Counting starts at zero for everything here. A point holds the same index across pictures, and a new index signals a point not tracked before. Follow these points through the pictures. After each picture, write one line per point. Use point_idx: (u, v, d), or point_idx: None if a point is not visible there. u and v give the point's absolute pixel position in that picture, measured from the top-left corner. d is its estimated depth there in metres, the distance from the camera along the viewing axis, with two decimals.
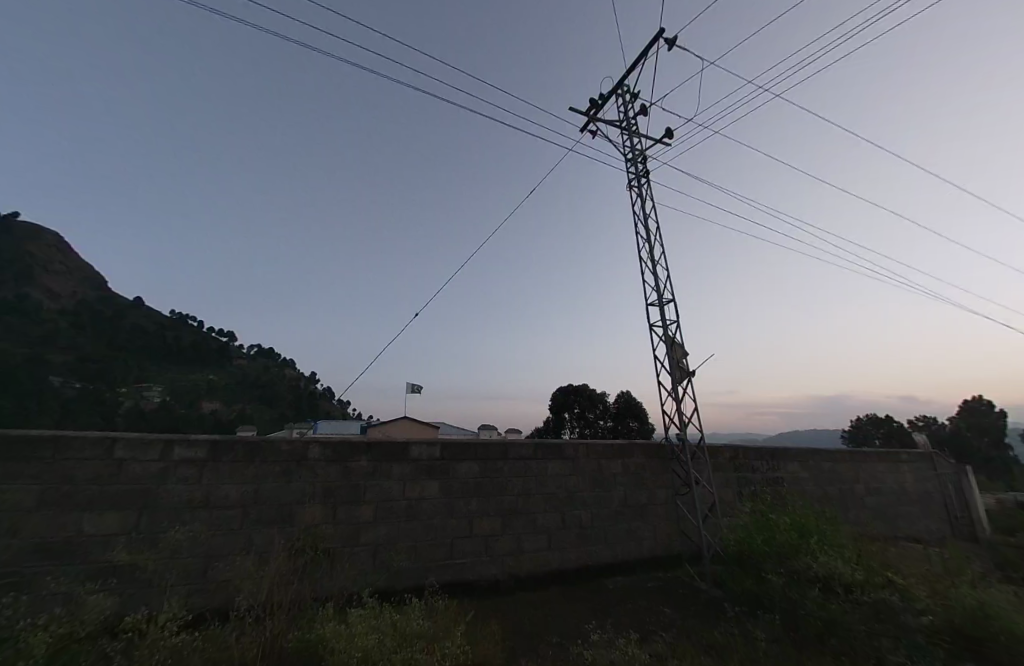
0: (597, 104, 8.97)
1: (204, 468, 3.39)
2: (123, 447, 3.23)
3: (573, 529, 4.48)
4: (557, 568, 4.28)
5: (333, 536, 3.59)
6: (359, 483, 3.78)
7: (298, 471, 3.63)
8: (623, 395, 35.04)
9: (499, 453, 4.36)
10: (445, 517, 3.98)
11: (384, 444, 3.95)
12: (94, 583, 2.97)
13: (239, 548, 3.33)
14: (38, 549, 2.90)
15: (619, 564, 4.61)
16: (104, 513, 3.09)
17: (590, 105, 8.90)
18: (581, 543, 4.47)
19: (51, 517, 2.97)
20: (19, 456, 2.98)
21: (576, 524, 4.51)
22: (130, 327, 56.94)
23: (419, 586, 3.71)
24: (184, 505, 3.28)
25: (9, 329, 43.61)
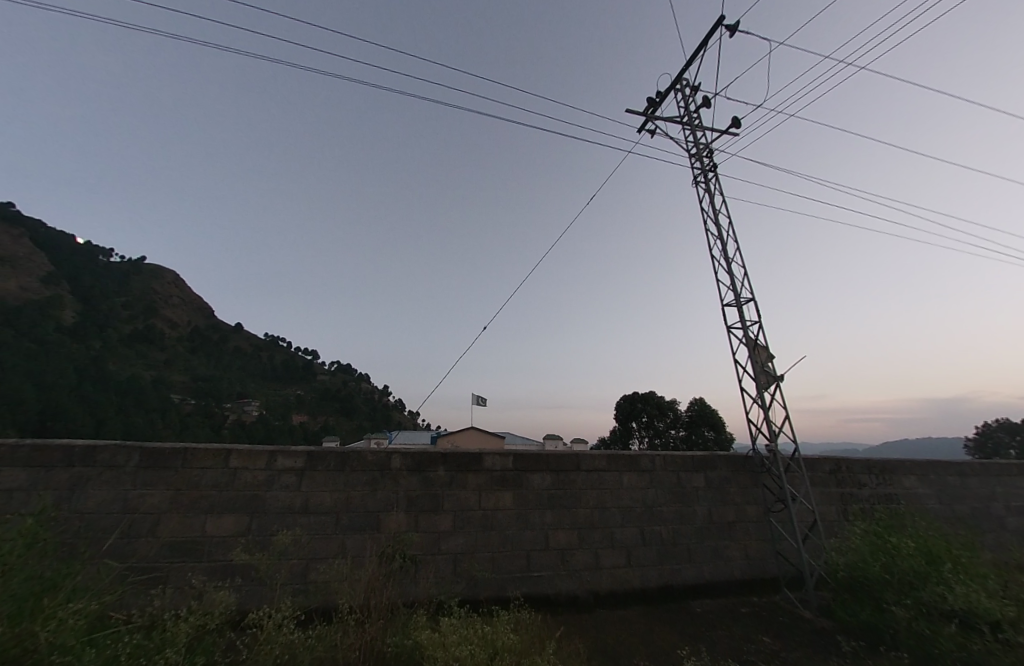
0: (655, 102, 8.77)
1: (302, 476, 3.70)
2: (236, 457, 3.62)
3: (653, 545, 4.28)
4: (640, 586, 4.09)
5: (418, 544, 3.72)
6: (438, 492, 3.91)
7: (382, 480, 3.84)
8: (696, 401, 33.18)
9: (571, 464, 4.30)
10: (521, 529, 3.98)
11: (459, 454, 4.06)
12: (219, 576, 3.33)
13: (334, 552, 3.56)
14: (173, 547, 3.32)
15: (707, 585, 4.31)
16: (222, 516, 3.47)
17: (647, 105, 8.74)
18: (664, 560, 4.26)
19: (180, 519, 3.40)
20: (160, 464, 3.48)
21: (656, 540, 4.31)
22: (233, 351, 64.31)
23: (501, 597, 3.73)
24: (287, 509, 3.59)
25: (140, 355, 51.21)
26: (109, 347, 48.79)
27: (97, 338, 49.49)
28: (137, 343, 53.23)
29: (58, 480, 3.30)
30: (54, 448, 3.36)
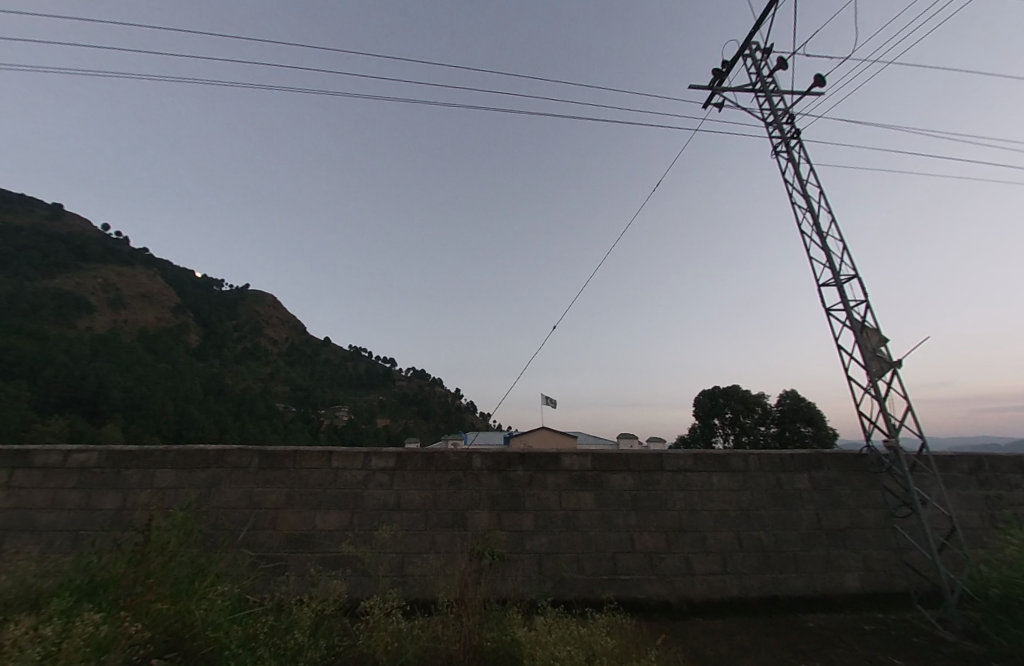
0: (721, 71, 8.23)
1: (393, 475, 3.94)
2: (337, 457, 3.96)
3: (752, 552, 3.97)
4: (740, 596, 3.81)
5: (505, 542, 3.78)
6: (519, 493, 3.95)
7: (465, 479, 3.97)
8: (788, 395, 30.16)
9: (654, 464, 4.14)
10: (605, 531, 3.90)
11: (537, 454, 4.07)
12: (329, 566, 3.64)
13: (426, 547, 3.73)
14: (290, 538, 3.70)
15: (821, 598, 3.90)
16: (327, 511, 3.79)
17: (713, 76, 8.24)
18: (766, 569, 3.93)
19: (295, 513, 3.77)
20: (274, 465, 3.90)
21: (756, 546, 4.00)
22: (323, 363, 70.43)
23: (592, 599, 3.67)
24: (382, 506, 3.84)
25: (249, 369, 57.79)
26: (224, 363, 55.70)
27: (215, 356, 56.74)
28: (246, 359, 60.22)
29: (199, 479, 3.84)
30: (193, 451, 3.91)
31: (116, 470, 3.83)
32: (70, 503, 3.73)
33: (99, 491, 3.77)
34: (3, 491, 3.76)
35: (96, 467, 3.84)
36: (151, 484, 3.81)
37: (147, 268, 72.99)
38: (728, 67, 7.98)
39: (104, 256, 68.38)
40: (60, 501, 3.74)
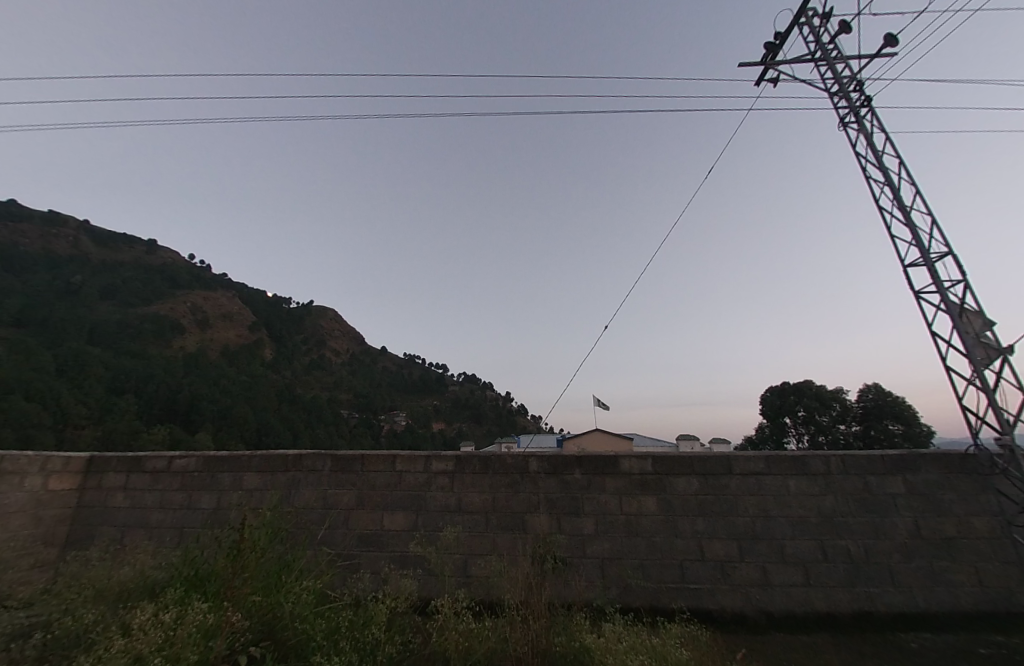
0: (774, 44, 7.91)
1: (453, 478, 4.06)
2: (401, 462, 4.15)
3: (839, 562, 3.44)
4: (826, 611, 3.32)
5: (566, 545, 3.69)
6: (577, 496, 3.83)
7: (523, 482, 3.96)
8: (871, 390, 27.91)
9: (722, 467, 3.76)
10: (670, 536, 3.65)
11: (595, 457, 3.94)
12: (398, 566, 3.83)
13: (488, 549, 3.80)
14: (364, 537, 3.95)
15: (925, 616, 3.27)
16: (394, 512, 3.99)
17: (766, 51, 7.94)
18: (855, 582, 3.39)
19: (366, 514, 4.01)
20: (345, 467, 4.17)
21: (842, 556, 3.46)
22: (381, 371, 73.64)
23: (663, 608, 3.45)
24: (444, 507, 3.98)
25: (315, 379, 61.51)
26: (293, 374, 59.74)
27: (286, 367, 61.00)
28: (312, 369, 64.22)
29: (281, 481, 4.18)
30: (275, 456, 4.26)
31: (211, 473, 4.25)
32: (175, 502, 4.19)
33: (198, 492, 4.20)
34: (122, 491, 4.30)
35: (193, 471, 4.27)
36: (241, 485, 4.19)
37: (225, 289, 79.87)
38: (781, 40, 7.71)
39: (190, 280, 75.62)
40: (167, 501, 4.21)
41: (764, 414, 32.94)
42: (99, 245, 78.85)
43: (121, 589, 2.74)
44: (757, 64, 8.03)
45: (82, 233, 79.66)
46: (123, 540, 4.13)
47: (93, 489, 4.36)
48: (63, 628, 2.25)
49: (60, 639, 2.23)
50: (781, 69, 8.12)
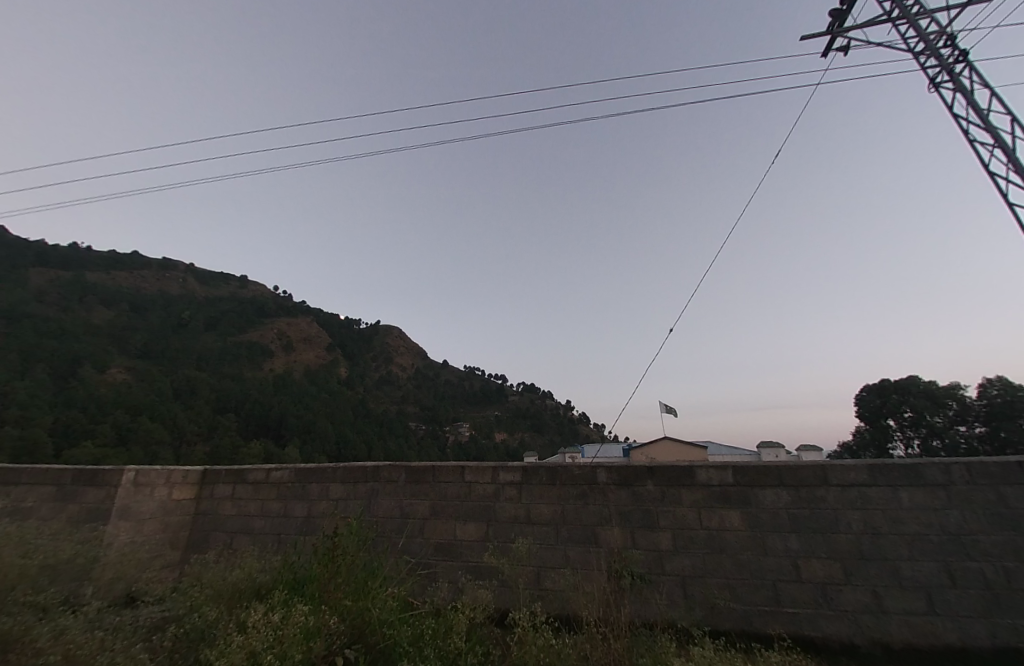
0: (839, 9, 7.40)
1: (521, 489, 4.07)
2: (470, 473, 4.25)
3: (972, 589, 2.92)
4: (961, 646, 2.81)
5: (643, 561, 3.51)
6: (651, 508, 3.64)
7: (592, 494, 3.85)
8: (995, 386, 23.99)
9: (814, 478, 3.34)
10: (760, 554, 3.28)
11: (667, 467, 3.69)
12: (473, 576, 3.91)
13: (560, 562, 3.74)
14: (441, 547, 4.07)
15: None
16: (466, 523, 4.11)
17: (831, 20, 7.45)
18: (997, 614, 2.84)
19: (441, 525, 4.15)
20: (419, 478, 4.35)
21: (976, 582, 2.92)
22: (445, 385, 75.99)
23: (755, 632, 3.12)
24: (514, 519, 4.00)
25: (384, 394, 64.69)
26: (365, 390, 63.24)
27: (358, 384, 64.69)
28: (381, 385, 67.67)
29: (362, 491, 4.45)
30: (356, 467, 4.54)
31: (302, 484, 4.61)
32: (273, 512, 4.59)
33: (291, 500, 4.58)
34: (230, 500, 4.77)
35: (287, 482, 4.66)
36: (328, 495, 4.51)
37: (304, 314, 86.57)
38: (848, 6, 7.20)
39: (274, 307, 82.87)
40: (267, 510, 4.61)
41: (864, 418, 30.14)
42: (200, 282, 88.85)
43: (232, 590, 3.03)
44: (823, 34, 7.53)
45: (187, 272, 90.18)
46: (233, 545, 4.58)
47: (206, 499, 4.86)
48: (190, 623, 2.56)
49: (188, 634, 2.52)
50: (851, 38, 7.56)
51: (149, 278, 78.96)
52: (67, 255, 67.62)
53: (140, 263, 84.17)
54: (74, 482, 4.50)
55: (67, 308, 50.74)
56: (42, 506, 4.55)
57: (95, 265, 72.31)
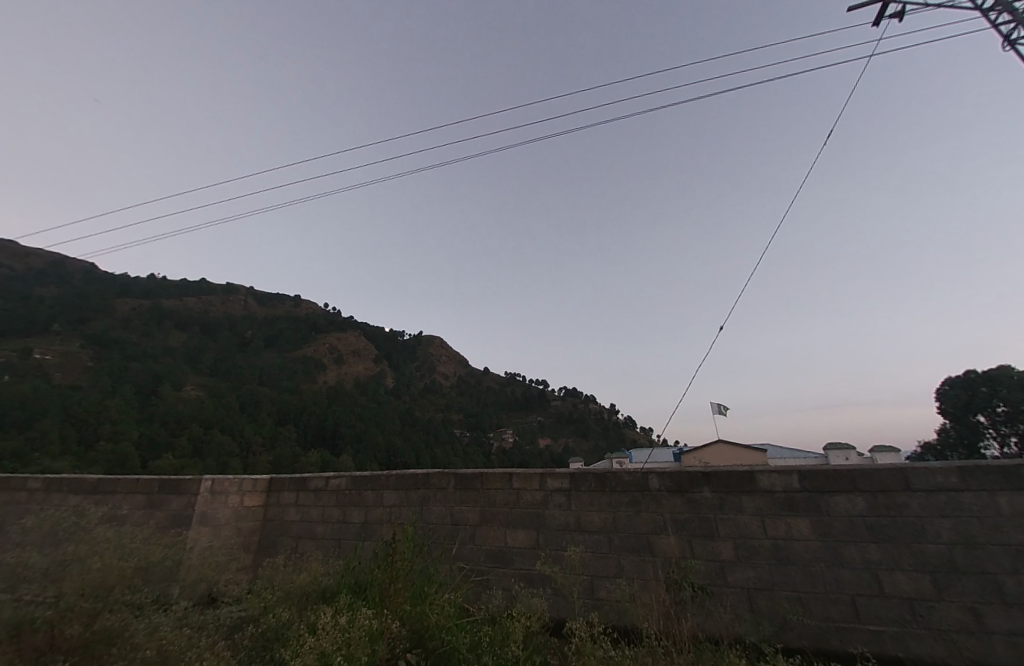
0: None
1: (570, 496, 4.03)
2: (518, 479, 4.26)
3: None
4: None
5: (704, 572, 3.38)
6: (709, 515, 3.50)
7: (645, 501, 3.75)
8: None
9: (890, 483, 3.10)
10: (833, 565, 3.09)
11: (725, 473, 3.53)
12: (527, 584, 3.91)
13: (614, 571, 3.66)
14: (494, 554, 4.11)
15: None
16: (517, 530, 4.12)
17: None
18: None
19: (493, 532, 4.18)
20: (468, 485, 4.41)
21: None
22: (488, 392, 76.79)
23: (833, 650, 2.92)
24: (564, 526, 3.96)
25: (429, 402, 66.16)
26: (412, 399, 65.03)
27: (405, 393, 66.59)
28: (427, 394, 69.33)
29: (413, 498, 4.56)
30: (407, 475, 4.67)
31: (359, 491, 4.79)
32: (333, 518, 4.79)
33: (348, 507, 4.76)
34: (294, 507, 5.03)
35: (343, 489, 4.86)
36: (382, 502, 4.66)
37: (352, 328, 90.14)
38: None
39: (325, 323, 87.00)
40: (327, 516, 4.82)
41: (949, 416, 27.34)
42: (259, 303, 94.90)
43: (301, 593, 3.19)
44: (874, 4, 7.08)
45: (246, 294, 96.45)
46: (298, 549, 4.82)
47: (272, 506, 5.15)
48: (265, 624, 2.72)
49: (263, 633, 2.68)
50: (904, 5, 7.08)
51: (214, 300, 85.16)
52: (144, 283, 74.20)
53: (207, 288, 90.96)
54: (159, 491, 4.90)
55: (146, 331, 55.63)
56: (132, 513, 4.97)
57: (168, 291, 78.84)
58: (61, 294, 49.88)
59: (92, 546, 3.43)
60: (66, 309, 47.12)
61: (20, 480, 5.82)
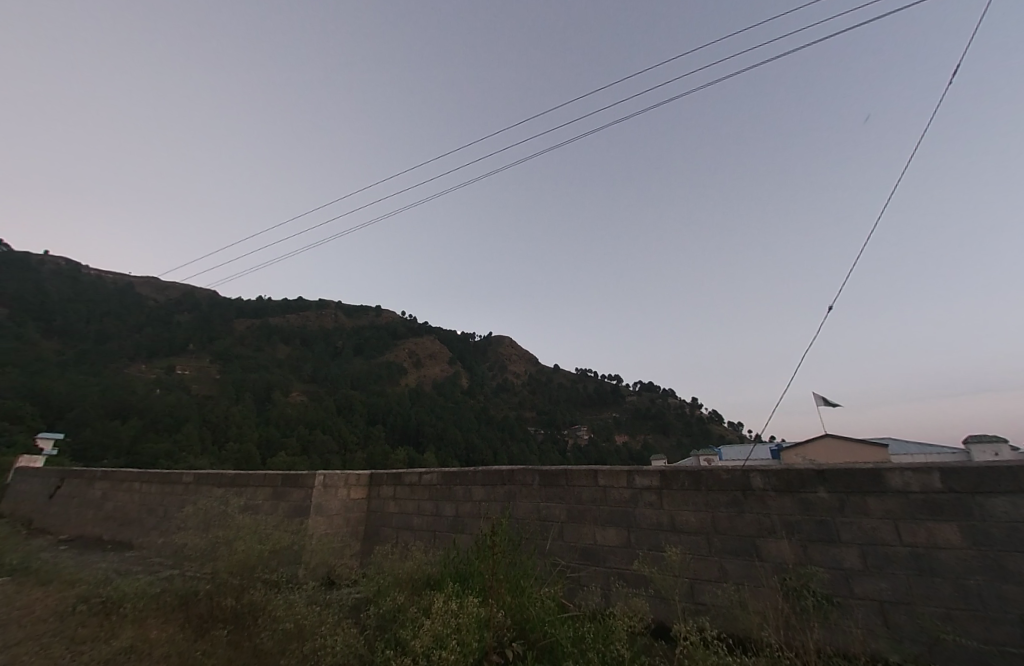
0: None
1: (661, 494, 3.86)
2: (604, 476, 4.19)
3: None
4: None
5: (828, 581, 3.05)
6: (827, 517, 3.14)
7: (747, 502, 3.47)
8: None
9: None
10: (995, 581, 2.60)
11: (844, 472, 3.16)
12: (625, 583, 3.82)
13: (717, 576, 3.43)
14: (587, 551, 4.07)
15: None
16: (606, 528, 4.04)
17: None
18: None
19: (582, 529, 4.15)
20: (557, 482, 4.40)
21: None
22: (561, 390, 76.63)
23: None
24: (657, 525, 3.81)
25: (503, 402, 67.62)
26: (488, 399, 66.97)
27: (481, 393, 68.68)
28: (502, 394, 70.94)
29: (501, 494, 4.67)
30: (493, 471, 4.78)
31: (449, 485, 5.00)
32: (427, 510, 5.05)
33: (441, 501, 5.00)
34: (392, 500, 5.38)
35: (434, 484, 5.10)
36: (471, 497, 4.82)
37: (429, 333, 94.49)
38: None
39: (405, 329, 92.29)
40: (422, 509, 5.10)
41: None
42: (348, 314, 103.18)
43: (407, 580, 3.40)
44: None
45: (336, 307, 105.09)
46: (399, 540, 5.15)
47: (373, 498, 5.54)
48: (381, 608, 2.93)
49: (380, 617, 2.87)
50: None
51: (310, 314, 94.12)
52: (254, 303, 83.97)
53: (304, 304, 100.78)
54: (283, 484, 5.50)
55: (257, 345, 62.97)
56: (260, 503, 5.64)
57: (273, 308, 88.42)
58: (192, 318, 58.20)
59: (233, 532, 3.91)
60: (197, 330, 54.84)
61: (177, 473, 6.84)
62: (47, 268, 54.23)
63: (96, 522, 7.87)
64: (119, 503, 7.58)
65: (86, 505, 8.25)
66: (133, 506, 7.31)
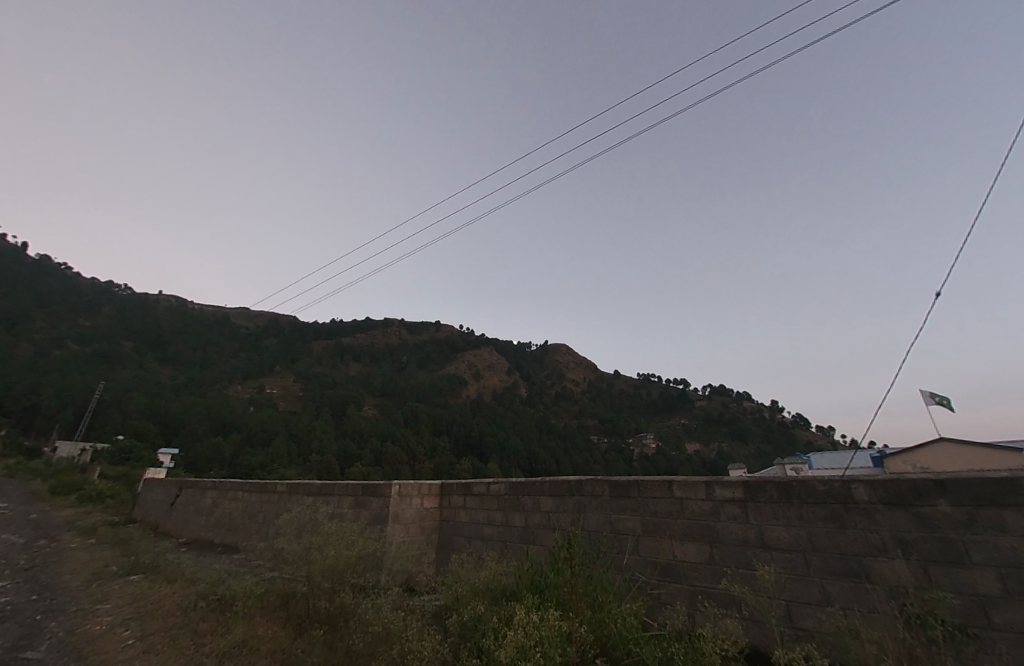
0: None
1: (746, 508, 3.61)
2: (680, 487, 4.00)
3: None
4: None
5: (959, 608, 2.67)
6: (950, 534, 2.77)
7: (849, 516, 3.15)
8: None
9: None
10: None
11: (968, 483, 2.77)
12: (712, 603, 3.59)
13: (820, 598, 3.13)
14: (668, 566, 3.89)
15: None
16: (687, 542, 3.84)
17: None
18: None
19: (662, 543, 3.97)
20: (631, 495, 4.26)
21: None
22: (625, 396, 74.48)
23: None
24: (743, 541, 3.57)
25: (565, 411, 66.92)
26: (549, 408, 66.75)
27: (543, 403, 68.55)
28: (563, 402, 70.43)
29: (571, 504, 4.61)
30: (561, 481, 4.75)
31: (517, 496, 5.02)
32: (498, 521, 5.10)
33: (510, 511, 5.03)
34: (464, 509, 5.49)
35: (503, 494, 5.14)
36: (540, 508, 4.81)
37: (488, 344, 96.35)
38: None
39: (465, 341, 94.78)
40: (492, 519, 5.16)
41: None
42: (411, 330, 107.89)
43: (486, 589, 3.45)
44: None
45: (400, 324, 110.20)
46: (471, 548, 5.24)
47: (445, 507, 5.69)
48: (463, 617, 2.99)
49: (464, 624, 2.94)
50: None
51: (377, 332, 99.50)
52: (327, 325, 90.34)
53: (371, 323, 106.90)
54: (363, 492, 5.80)
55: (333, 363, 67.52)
56: (345, 510, 5.99)
57: (344, 328, 94.49)
58: (276, 342, 63.78)
59: (322, 538, 4.18)
60: (281, 352, 59.94)
61: (273, 483, 7.44)
62: (161, 306, 62.25)
63: (208, 527, 8.76)
64: (226, 510, 8.38)
65: (200, 513, 9.22)
66: (237, 513, 8.05)
